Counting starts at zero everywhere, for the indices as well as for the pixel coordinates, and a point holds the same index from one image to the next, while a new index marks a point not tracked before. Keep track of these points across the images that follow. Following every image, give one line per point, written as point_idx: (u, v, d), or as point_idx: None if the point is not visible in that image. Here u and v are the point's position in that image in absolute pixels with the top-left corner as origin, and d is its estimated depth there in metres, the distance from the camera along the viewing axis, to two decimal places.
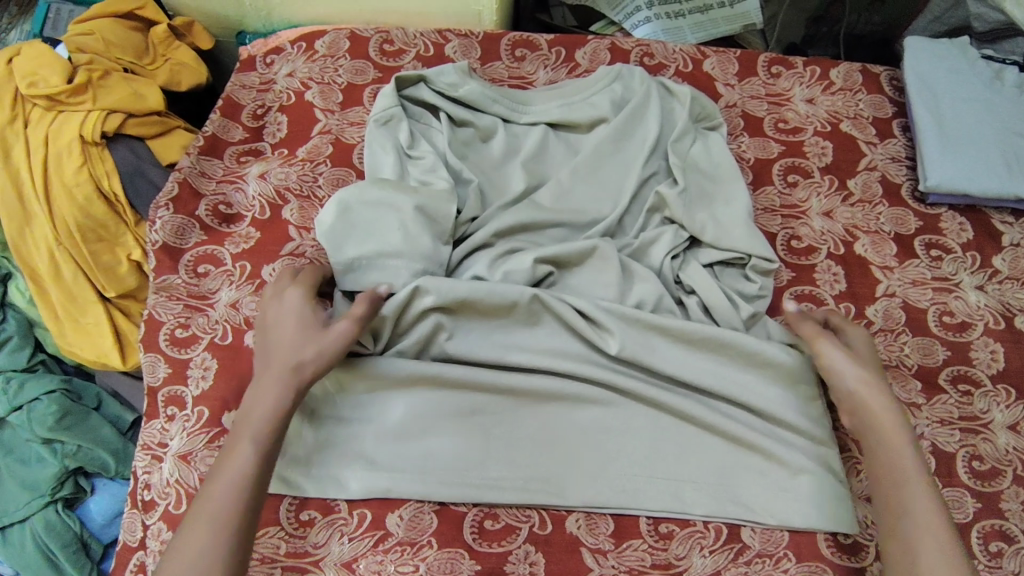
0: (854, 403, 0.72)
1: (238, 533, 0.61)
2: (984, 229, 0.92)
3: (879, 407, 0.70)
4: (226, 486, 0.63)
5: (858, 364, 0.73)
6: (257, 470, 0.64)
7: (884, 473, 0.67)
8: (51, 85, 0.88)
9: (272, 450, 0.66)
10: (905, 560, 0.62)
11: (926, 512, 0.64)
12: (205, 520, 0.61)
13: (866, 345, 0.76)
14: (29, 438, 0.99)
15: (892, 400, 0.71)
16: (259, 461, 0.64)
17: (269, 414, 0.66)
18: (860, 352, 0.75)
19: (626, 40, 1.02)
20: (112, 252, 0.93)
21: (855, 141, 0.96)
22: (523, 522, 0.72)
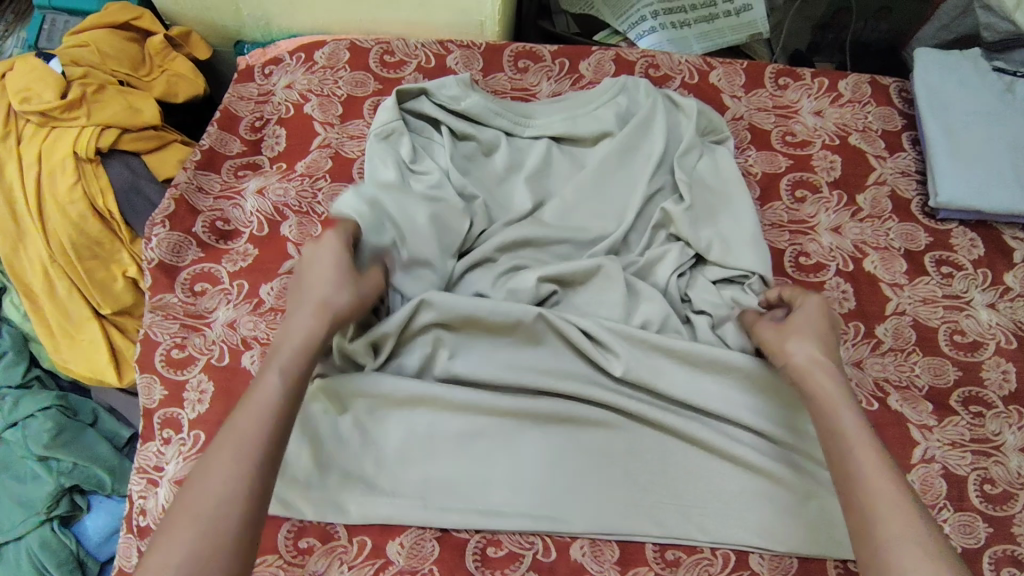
0: (799, 377, 0.68)
1: (259, 468, 0.57)
2: (996, 246, 0.90)
3: (820, 379, 0.66)
4: (251, 419, 0.59)
5: (803, 337, 0.70)
6: (286, 404, 0.61)
7: (830, 447, 0.62)
8: (45, 101, 0.87)
9: (300, 386, 0.63)
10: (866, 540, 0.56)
11: (877, 482, 0.58)
12: (227, 451, 0.57)
13: (820, 314, 0.72)
14: (24, 455, 0.97)
15: (833, 368, 0.67)
16: (287, 394, 0.61)
17: (300, 348, 0.64)
18: (800, 321, 0.71)
19: (631, 51, 1.00)
20: (107, 269, 0.91)
21: (864, 155, 0.95)
22: (526, 548, 0.71)
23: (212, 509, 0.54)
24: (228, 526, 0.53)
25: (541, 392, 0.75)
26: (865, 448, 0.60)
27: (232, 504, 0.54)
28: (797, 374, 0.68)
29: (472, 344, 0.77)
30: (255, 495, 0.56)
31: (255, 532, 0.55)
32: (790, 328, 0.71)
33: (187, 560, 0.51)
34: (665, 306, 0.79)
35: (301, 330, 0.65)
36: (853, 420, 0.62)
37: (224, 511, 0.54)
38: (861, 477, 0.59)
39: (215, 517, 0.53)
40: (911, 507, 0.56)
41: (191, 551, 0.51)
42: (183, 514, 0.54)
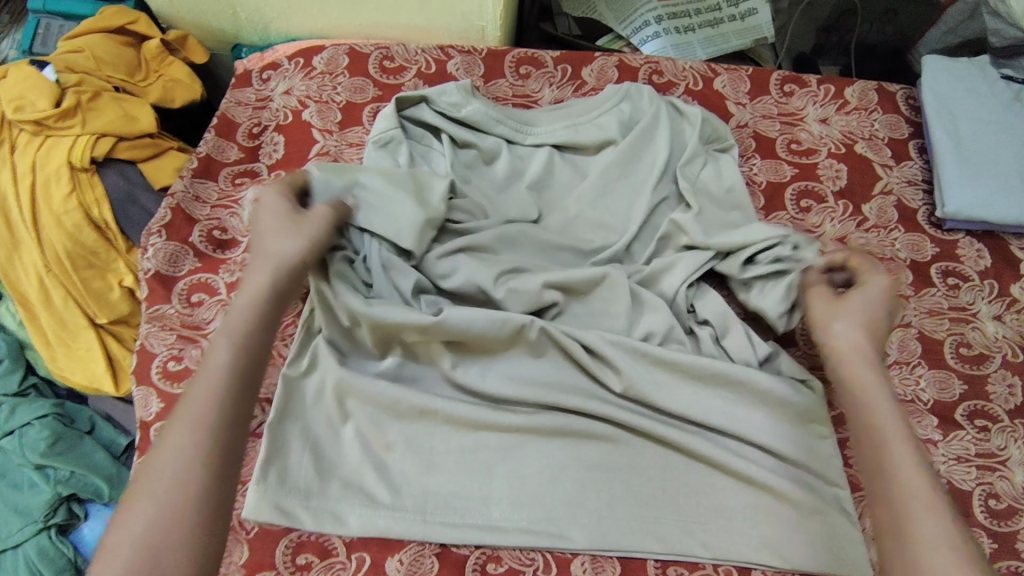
0: (837, 361, 0.69)
1: (218, 424, 0.59)
2: (1002, 256, 0.89)
3: (861, 365, 0.67)
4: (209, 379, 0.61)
5: (850, 322, 0.70)
6: (241, 361, 0.63)
7: (863, 430, 0.63)
8: (39, 110, 0.85)
9: (251, 344, 0.64)
10: (894, 520, 0.57)
11: (909, 468, 0.59)
12: (188, 410, 0.59)
13: (874, 301, 0.71)
14: (21, 463, 0.96)
15: (871, 355, 0.68)
16: (240, 351, 0.63)
17: (252, 306, 0.66)
18: (854, 303, 0.71)
19: (634, 57, 0.99)
20: (103, 278, 0.90)
21: (870, 163, 0.93)
22: (527, 565, 0.70)
23: (175, 465, 0.56)
24: (192, 480, 0.56)
25: (542, 405, 0.74)
26: (899, 442, 0.61)
27: (194, 460, 0.56)
28: (836, 359, 0.69)
29: (472, 356, 0.76)
30: (216, 450, 0.57)
31: (222, 486, 0.57)
32: (839, 311, 0.71)
33: (155, 513, 0.54)
34: (669, 317, 0.78)
35: (255, 289, 0.68)
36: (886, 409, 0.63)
37: (188, 468, 0.56)
38: (891, 466, 0.59)
39: (178, 473, 0.56)
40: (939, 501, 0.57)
41: (159, 514, 0.54)
42: (151, 473, 0.56)
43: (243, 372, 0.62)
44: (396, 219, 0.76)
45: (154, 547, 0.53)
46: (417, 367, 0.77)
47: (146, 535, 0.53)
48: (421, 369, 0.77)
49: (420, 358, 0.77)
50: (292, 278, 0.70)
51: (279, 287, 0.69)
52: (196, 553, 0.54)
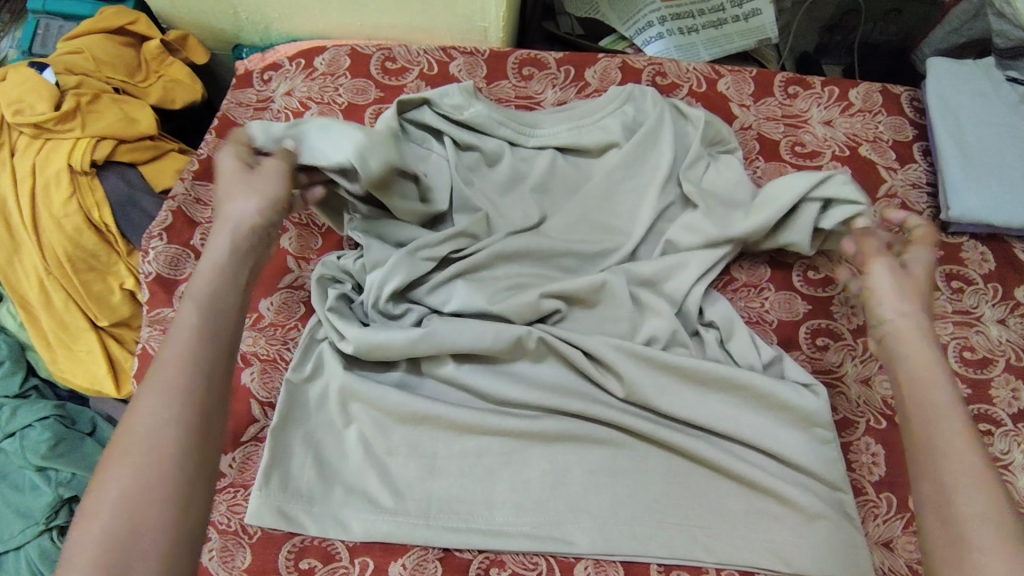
0: (894, 334, 0.63)
1: (188, 395, 0.52)
2: (1007, 259, 0.89)
3: (913, 337, 0.62)
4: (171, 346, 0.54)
5: (900, 293, 0.65)
6: (205, 325, 0.56)
7: (913, 403, 0.57)
8: (38, 113, 0.85)
9: (219, 298, 0.59)
10: (941, 502, 0.51)
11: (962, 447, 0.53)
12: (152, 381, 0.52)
13: (923, 271, 0.68)
14: (23, 465, 0.96)
15: (927, 330, 0.62)
16: (206, 314, 0.57)
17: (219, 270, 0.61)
18: (918, 275, 0.67)
19: (637, 58, 0.98)
20: (104, 281, 0.90)
21: (875, 166, 0.93)
22: (530, 569, 0.69)
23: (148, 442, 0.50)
24: (171, 458, 0.50)
25: (546, 410, 0.74)
26: (952, 415, 0.55)
27: (167, 434, 0.50)
28: (891, 331, 0.63)
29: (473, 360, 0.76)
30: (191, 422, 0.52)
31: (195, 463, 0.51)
32: (895, 281, 0.66)
33: (125, 495, 0.48)
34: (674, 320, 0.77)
35: (217, 252, 0.62)
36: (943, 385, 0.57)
37: (160, 446, 0.50)
38: (943, 440, 0.54)
39: (152, 450, 0.50)
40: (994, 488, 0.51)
41: (137, 484, 0.48)
42: (116, 452, 0.50)
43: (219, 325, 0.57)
44: None
45: (128, 531, 0.47)
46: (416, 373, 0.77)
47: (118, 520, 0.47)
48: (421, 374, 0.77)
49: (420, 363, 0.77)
50: (253, 237, 0.65)
51: (241, 247, 0.64)
52: (175, 535, 0.48)
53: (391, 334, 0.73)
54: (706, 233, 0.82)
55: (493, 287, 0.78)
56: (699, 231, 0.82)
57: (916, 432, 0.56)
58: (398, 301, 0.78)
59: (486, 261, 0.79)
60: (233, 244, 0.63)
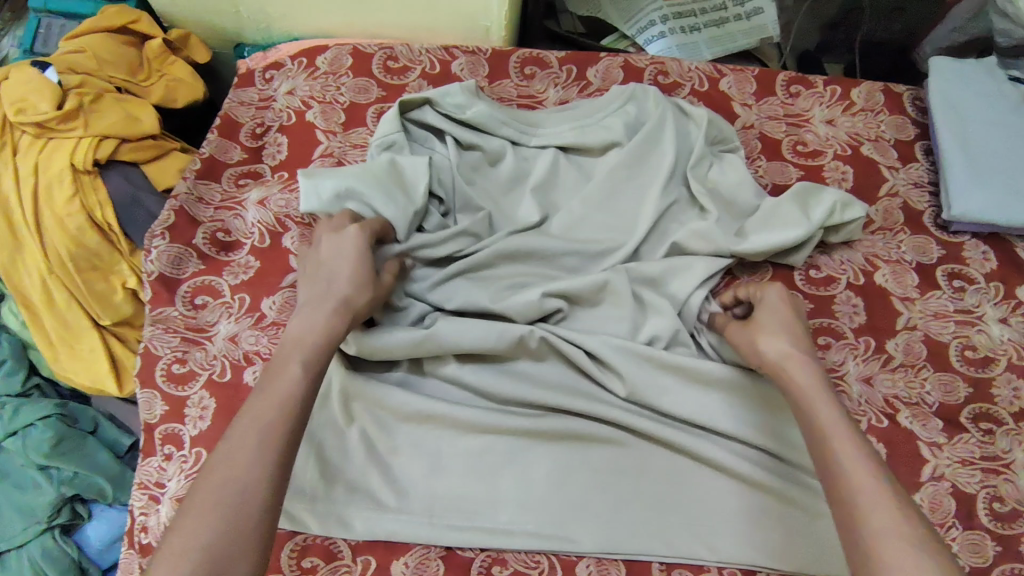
0: (773, 376, 0.67)
1: (285, 459, 0.56)
2: (1008, 259, 0.89)
3: (800, 373, 0.64)
4: (274, 403, 0.58)
5: (778, 332, 0.68)
6: (306, 392, 0.60)
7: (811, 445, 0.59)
8: (40, 112, 0.85)
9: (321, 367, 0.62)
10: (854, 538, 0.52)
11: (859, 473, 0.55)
12: (255, 437, 0.56)
13: (781, 301, 0.71)
14: (24, 463, 0.96)
15: (807, 362, 0.65)
16: (310, 382, 0.61)
17: (324, 337, 0.63)
18: (766, 317, 0.70)
19: (639, 57, 0.98)
20: (107, 280, 0.90)
21: (878, 165, 0.93)
22: (532, 568, 0.69)
23: (238, 496, 0.53)
24: (259, 514, 0.53)
25: (545, 410, 0.74)
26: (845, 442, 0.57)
27: (256, 491, 0.53)
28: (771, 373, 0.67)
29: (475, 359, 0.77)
30: (277, 487, 0.54)
31: (274, 527, 0.54)
32: (756, 329, 0.70)
33: (215, 540, 0.50)
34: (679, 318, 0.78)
35: (326, 327, 0.64)
36: (829, 414, 0.60)
37: (250, 500, 0.53)
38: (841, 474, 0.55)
39: (242, 499, 0.53)
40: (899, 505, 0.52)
41: (222, 537, 0.51)
42: (203, 497, 0.52)
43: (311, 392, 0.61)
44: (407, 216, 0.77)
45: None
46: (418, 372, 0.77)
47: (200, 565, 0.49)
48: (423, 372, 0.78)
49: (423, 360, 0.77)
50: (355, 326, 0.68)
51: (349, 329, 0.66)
52: None
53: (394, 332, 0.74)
54: (707, 234, 0.82)
55: (494, 286, 0.79)
56: (702, 230, 0.82)
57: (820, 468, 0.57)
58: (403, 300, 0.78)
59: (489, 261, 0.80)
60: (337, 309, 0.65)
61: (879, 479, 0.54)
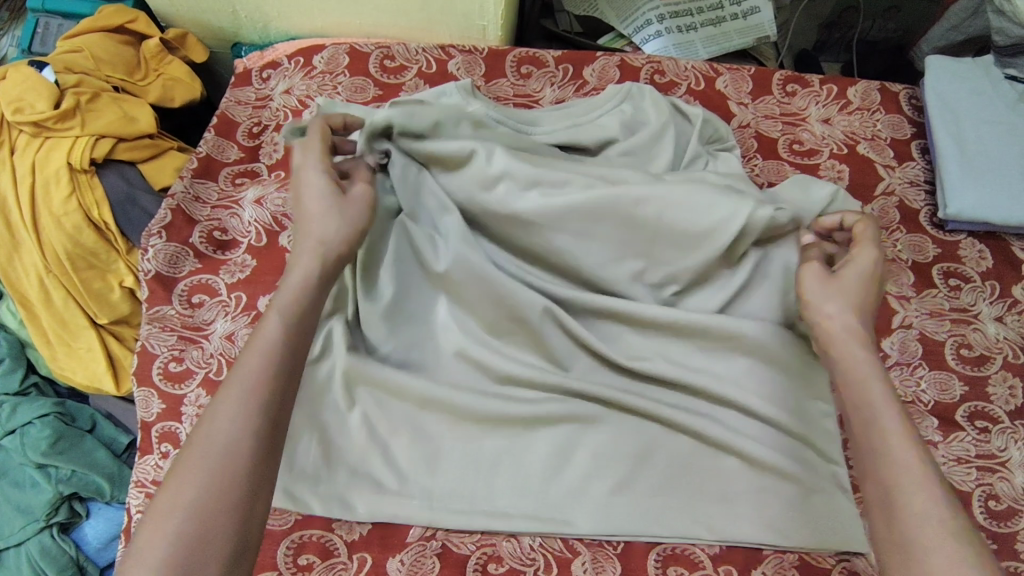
0: (824, 338, 0.64)
1: (274, 407, 0.54)
2: (1004, 257, 0.89)
3: (853, 341, 0.62)
4: (258, 354, 0.56)
5: (843, 299, 0.65)
6: (291, 346, 0.58)
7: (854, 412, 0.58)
8: (37, 112, 0.85)
9: (304, 327, 0.60)
10: (885, 505, 0.52)
11: (901, 446, 0.54)
12: (237, 390, 0.54)
13: (871, 267, 0.67)
14: (23, 462, 0.96)
15: (864, 333, 0.63)
16: (291, 332, 0.58)
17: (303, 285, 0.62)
18: (847, 277, 0.66)
19: (636, 56, 0.98)
20: (104, 279, 0.90)
21: (873, 164, 0.93)
22: (528, 565, 0.70)
23: (225, 448, 0.51)
24: (244, 467, 0.51)
25: (543, 401, 0.74)
26: (888, 413, 0.56)
27: (243, 447, 0.51)
28: (824, 334, 0.64)
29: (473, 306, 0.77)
30: (267, 436, 0.53)
31: (266, 479, 0.52)
32: (829, 288, 0.66)
33: (201, 497, 0.49)
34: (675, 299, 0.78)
35: (304, 271, 0.63)
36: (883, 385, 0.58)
37: (235, 455, 0.51)
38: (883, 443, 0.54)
39: (228, 453, 0.51)
40: (938, 488, 0.52)
41: (209, 493, 0.49)
42: (190, 450, 0.51)
43: (296, 351, 0.58)
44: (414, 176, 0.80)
45: (201, 534, 0.47)
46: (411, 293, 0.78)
47: (189, 522, 0.47)
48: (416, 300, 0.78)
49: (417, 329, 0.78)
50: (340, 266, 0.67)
51: (329, 273, 0.65)
52: (243, 539, 0.49)
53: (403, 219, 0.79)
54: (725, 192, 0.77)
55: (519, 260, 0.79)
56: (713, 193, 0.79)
57: (860, 434, 0.56)
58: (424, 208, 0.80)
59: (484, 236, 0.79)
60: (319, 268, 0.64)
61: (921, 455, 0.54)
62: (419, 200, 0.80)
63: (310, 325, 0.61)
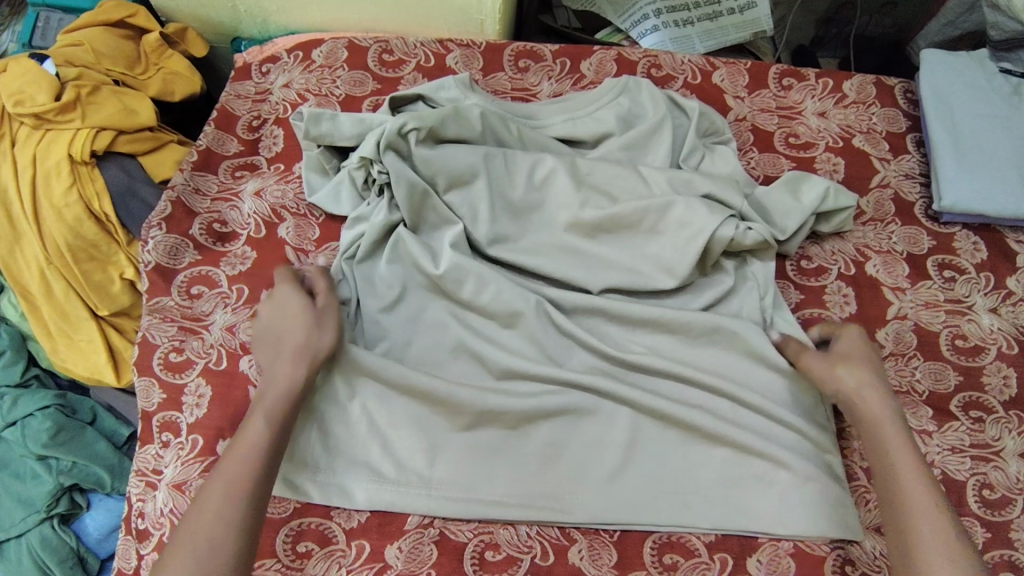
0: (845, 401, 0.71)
1: (250, 512, 0.61)
2: (999, 249, 0.90)
3: (870, 401, 0.69)
4: (240, 458, 0.64)
5: (849, 360, 0.72)
6: (270, 449, 0.65)
7: (877, 467, 0.66)
8: (38, 104, 0.86)
9: (283, 429, 0.67)
10: (903, 550, 0.61)
11: (918, 495, 0.62)
12: (221, 492, 0.62)
13: (862, 342, 0.75)
14: (24, 453, 0.97)
15: (878, 390, 0.70)
16: (273, 437, 0.66)
17: (285, 392, 0.68)
18: (845, 350, 0.74)
19: (633, 50, 0.99)
20: (105, 271, 0.91)
21: (869, 157, 0.94)
22: (525, 552, 0.70)
23: (208, 546, 0.59)
24: (225, 564, 0.59)
25: (539, 389, 0.75)
26: (904, 464, 0.64)
27: (222, 547, 0.59)
28: (842, 397, 0.71)
29: (472, 298, 0.78)
30: (243, 535, 0.60)
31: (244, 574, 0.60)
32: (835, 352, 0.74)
33: None
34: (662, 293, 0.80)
35: (287, 376, 0.69)
36: (898, 442, 0.66)
37: (218, 551, 0.59)
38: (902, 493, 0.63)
39: (211, 552, 0.59)
40: (948, 527, 0.61)
41: None
42: (183, 543, 0.59)
43: (277, 453, 0.65)
44: (418, 193, 0.80)
45: None
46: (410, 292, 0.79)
47: None
48: (414, 296, 0.79)
49: (415, 322, 0.78)
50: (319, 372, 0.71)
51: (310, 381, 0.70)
52: None
53: (403, 229, 0.80)
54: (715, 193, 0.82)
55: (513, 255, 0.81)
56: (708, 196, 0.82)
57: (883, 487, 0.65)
58: (426, 219, 0.82)
59: (491, 228, 0.81)
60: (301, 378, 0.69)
61: (936, 501, 0.62)
62: (421, 211, 0.82)
63: (290, 426, 0.68)
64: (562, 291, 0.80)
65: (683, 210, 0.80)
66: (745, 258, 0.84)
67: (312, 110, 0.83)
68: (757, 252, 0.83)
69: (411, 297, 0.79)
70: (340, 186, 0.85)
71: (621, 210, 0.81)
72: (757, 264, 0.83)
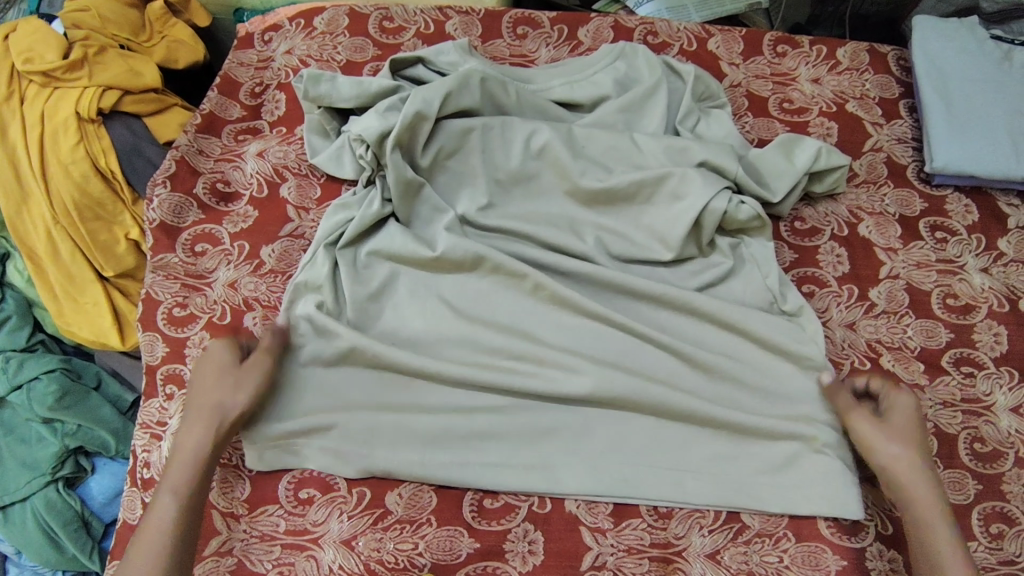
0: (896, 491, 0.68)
1: None
2: (990, 212, 0.91)
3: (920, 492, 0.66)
4: (155, 536, 0.63)
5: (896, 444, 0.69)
6: (180, 522, 0.64)
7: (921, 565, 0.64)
8: (47, 62, 0.88)
9: (195, 496, 0.66)
10: None
11: None
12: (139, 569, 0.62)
13: (911, 409, 0.71)
14: (29, 417, 0.99)
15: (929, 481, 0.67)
16: (184, 506, 0.65)
17: (192, 457, 0.67)
18: (895, 431, 0.70)
19: (630, 18, 1.00)
20: (110, 231, 0.93)
21: (861, 121, 0.95)
22: (522, 500, 0.71)
23: None
24: None
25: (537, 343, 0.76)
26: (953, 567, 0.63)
27: None
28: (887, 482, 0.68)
29: (472, 266, 0.79)
30: None
31: None
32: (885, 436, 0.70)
33: None
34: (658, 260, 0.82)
35: (191, 446, 0.67)
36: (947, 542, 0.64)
37: None
38: None
39: None
40: None
41: None
42: None
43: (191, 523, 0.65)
44: (410, 186, 0.80)
45: None
46: (407, 264, 0.80)
47: None
48: (412, 268, 0.80)
49: (415, 288, 0.79)
50: (231, 431, 0.69)
51: (219, 443, 0.68)
52: None
53: (395, 224, 0.81)
54: (713, 154, 0.83)
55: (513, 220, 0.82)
56: (705, 156, 0.83)
57: None
58: (420, 210, 0.82)
59: (490, 199, 0.83)
60: (212, 439, 0.68)
61: None
62: (414, 203, 0.82)
63: (201, 493, 0.66)
64: (559, 251, 0.80)
65: (681, 177, 0.81)
66: (741, 239, 0.85)
67: (312, 71, 0.85)
68: (752, 231, 0.84)
69: (409, 267, 0.80)
70: (340, 151, 0.86)
71: (618, 180, 0.82)
72: (755, 245, 0.84)
